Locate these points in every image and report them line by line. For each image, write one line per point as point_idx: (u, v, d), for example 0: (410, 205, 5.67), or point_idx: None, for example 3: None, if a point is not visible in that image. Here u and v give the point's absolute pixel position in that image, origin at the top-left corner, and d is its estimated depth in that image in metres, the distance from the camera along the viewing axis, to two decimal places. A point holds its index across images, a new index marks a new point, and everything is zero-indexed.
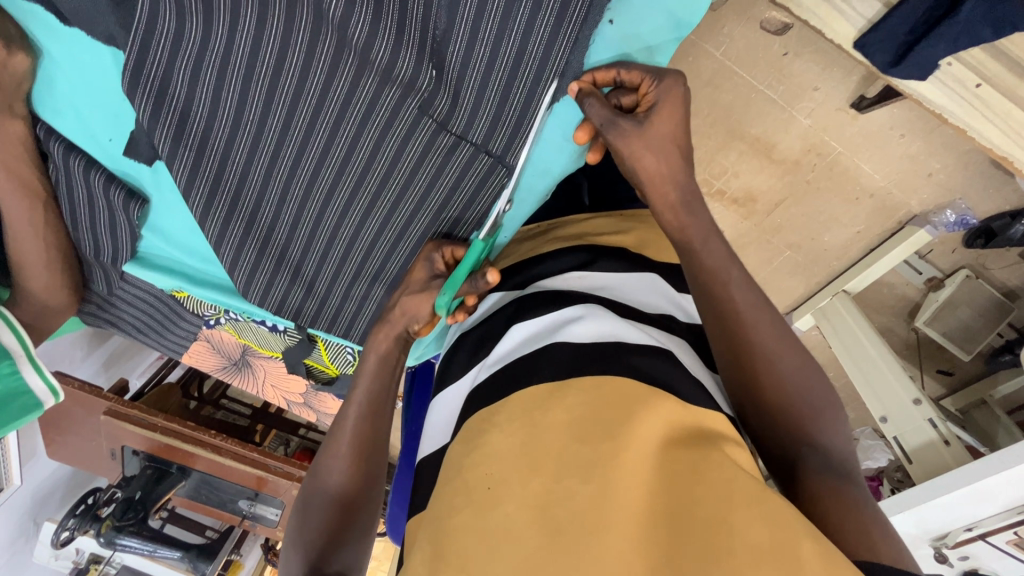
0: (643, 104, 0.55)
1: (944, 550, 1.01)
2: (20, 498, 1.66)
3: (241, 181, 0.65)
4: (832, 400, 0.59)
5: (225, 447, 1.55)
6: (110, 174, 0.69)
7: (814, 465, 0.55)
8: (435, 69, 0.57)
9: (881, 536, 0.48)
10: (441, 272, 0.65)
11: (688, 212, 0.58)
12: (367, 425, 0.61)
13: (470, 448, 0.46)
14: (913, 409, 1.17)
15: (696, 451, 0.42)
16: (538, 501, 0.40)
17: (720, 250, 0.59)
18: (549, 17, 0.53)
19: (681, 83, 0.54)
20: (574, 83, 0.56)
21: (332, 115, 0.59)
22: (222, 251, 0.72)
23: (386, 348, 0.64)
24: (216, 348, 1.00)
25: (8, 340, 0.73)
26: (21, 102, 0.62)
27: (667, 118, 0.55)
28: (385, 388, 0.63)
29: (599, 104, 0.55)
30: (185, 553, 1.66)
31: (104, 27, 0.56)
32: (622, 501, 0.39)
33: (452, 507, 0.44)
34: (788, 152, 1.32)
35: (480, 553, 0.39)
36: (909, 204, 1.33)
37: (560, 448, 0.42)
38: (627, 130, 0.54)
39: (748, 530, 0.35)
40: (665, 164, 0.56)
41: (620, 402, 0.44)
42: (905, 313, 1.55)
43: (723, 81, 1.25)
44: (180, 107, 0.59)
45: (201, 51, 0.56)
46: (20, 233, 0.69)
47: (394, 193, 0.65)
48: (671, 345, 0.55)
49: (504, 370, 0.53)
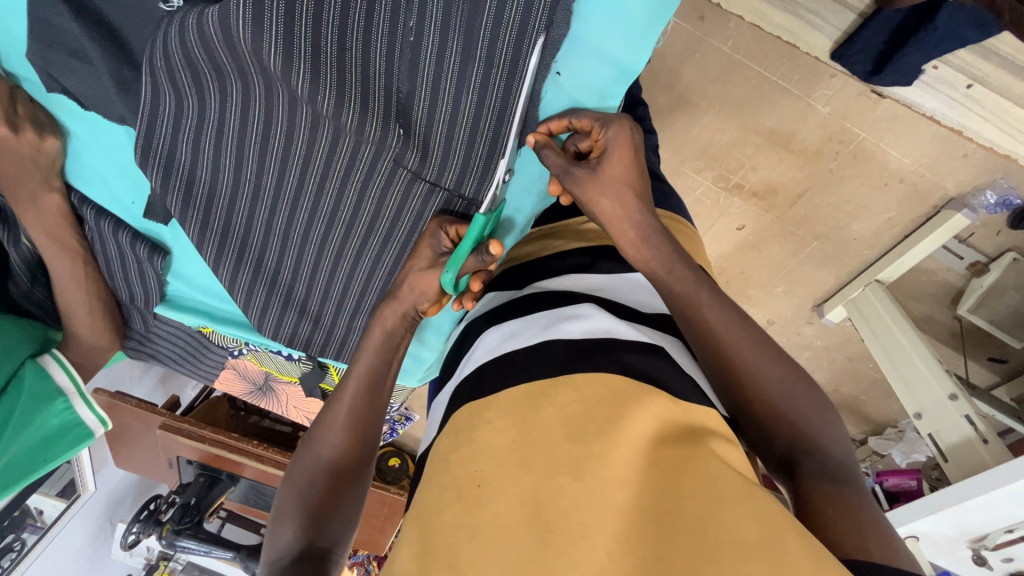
0: (596, 150, 0.62)
1: (986, 552, 1.02)
2: (94, 503, 1.84)
3: (246, 232, 0.72)
4: (821, 408, 0.59)
5: (267, 455, 1.68)
6: (135, 232, 0.77)
7: (813, 471, 0.56)
8: (402, 128, 0.60)
9: (876, 541, 0.47)
10: (447, 249, 0.67)
11: (649, 246, 0.62)
12: (363, 399, 0.66)
13: (459, 441, 0.50)
14: (949, 406, 1.13)
15: (686, 447, 0.45)
16: (527, 497, 0.43)
17: (687, 277, 0.61)
18: (501, 75, 0.57)
19: (628, 127, 0.60)
20: (530, 135, 0.61)
21: (316, 176, 0.65)
22: (236, 293, 0.79)
23: (389, 324, 0.68)
24: (242, 375, 1.10)
25: (61, 378, 0.83)
26: (57, 175, 0.71)
27: (618, 161, 0.61)
28: (384, 368, 0.68)
29: (556, 155, 0.61)
30: (237, 553, 1.71)
31: (116, 110, 0.63)
32: (612, 498, 0.42)
33: (441, 505, 0.46)
34: (809, 141, 1.28)
35: (472, 546, 0.42)
36: (944, 187, 1.27)
37: (553, 445, 0.45)
38: (583, 178, 0.60)
39: (738, 528, 0.37)
40: (621, 206, 0.61)
41: (614, 399, 0.47)
42: (948, 300, 1.47)
43: (733, 76, 1.23)
44: (186, 173, 0.66)
45: (197, 126, 0.62)
46: (64, 278, 0.78)
47: (381, 235, 0.70)
48: (665, 342, 0.58)
49: (495, 361, 0.56)
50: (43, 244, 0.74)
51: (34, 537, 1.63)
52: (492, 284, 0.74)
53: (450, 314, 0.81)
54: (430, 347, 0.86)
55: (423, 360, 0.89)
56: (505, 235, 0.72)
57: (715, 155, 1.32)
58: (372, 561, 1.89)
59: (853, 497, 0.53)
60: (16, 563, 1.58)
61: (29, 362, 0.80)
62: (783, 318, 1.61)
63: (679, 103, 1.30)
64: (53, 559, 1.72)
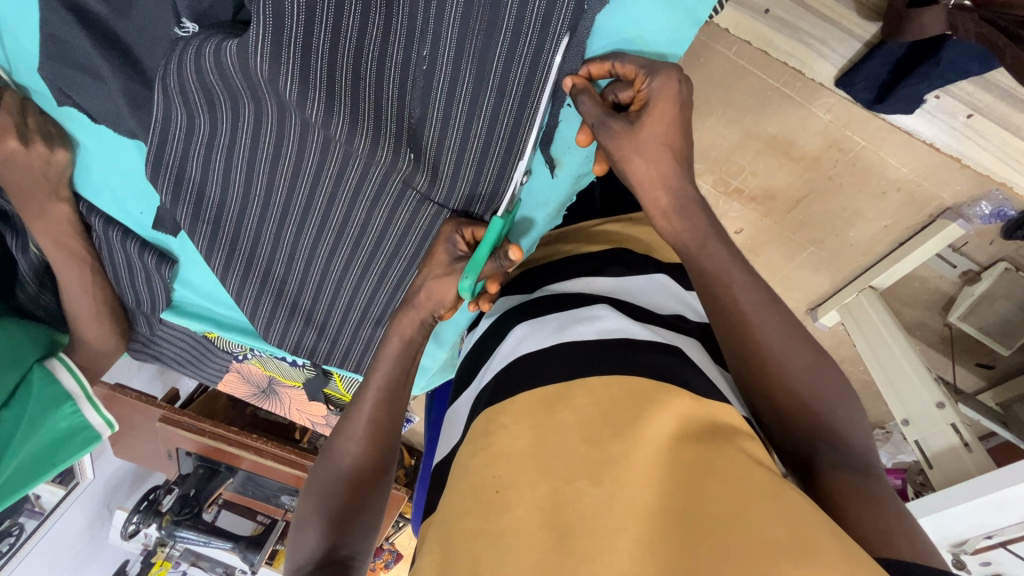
0: (636, 103, 0.56)
1: (964, 556, 1.01)
2: (93, 490, 1.87)
3: (254, 245, 0.73)
4: (846, 398, 0.59)
5: (266, 449, 1.70)
6: (143, 241, 0.78)
7: (832, 462, 0.57)
8: (413, 152, 0.61)
9: (905, 537, 0.50)
10: (462, 253, 0.65)
11: (682, 216, 0.59)
12: (382, 411, 0.65)
13: (477, 446, 0.51)
14: (936, 413, 1.14)
15: (711, 445, 0.46)
16: (548, 504, 0.44)
17: (721, 252, 0.60)
18: (511, 103, 0.58)
19: (676, 79, 0.54)
20: (567, 78, 0.56)
21: (325, 195, 0.65)
22: (243, 301, 0.80)
23: (407, 333, 0.66)
24: (246, 377, 1.12)
25: (69, 383, 0.84)
26: (65, 186, 0.71)
27: (660, 118, 0.55)
28: (402, 372, 0.66)
29: (592, 102, 0.55)
30: (236, 544, 1.76)
31: (127, 126, 0.64)
32: (634, 502, 0.43)
33: (461, 511, 0.48)
34: (808, 148, 1.29)
35: (493, 551, 0.43)
36: (940, 197, 1.28)
37: (572, 448, 0.46)
38: (618, 132, 0.55)
39: (769, 529, 0.38)
40: (657, 168, 0.57)
41: (629, 401, 0.48)
42: (940, 306, 1.49)
43: (735, 81, 1.23)
44: (196, 189, 0.67)
45: (208, 143, 0.62)
46: (70, 279, 0.78)
47: (388, 253, 0.71)
48: (680, 342, 0.59)
49: (514, 364, 0.57)
50: (50, 248, 0.74)
51: (33, 523, 1.68)
52: (506, 290, 0.75)
53: (455, 327, 0.84)
54: (433, 357, 0.87)
55: (426, 369, 0.90)
56: (518, 236, 0.69)
57: (715, 158, 1.34)
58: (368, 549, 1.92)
59: (875, 491, 0.54)
60: (15, 548, 1.64)
61: (36, 367, 0.81)
62: None
63: None
64: (51, 550, 1.77)
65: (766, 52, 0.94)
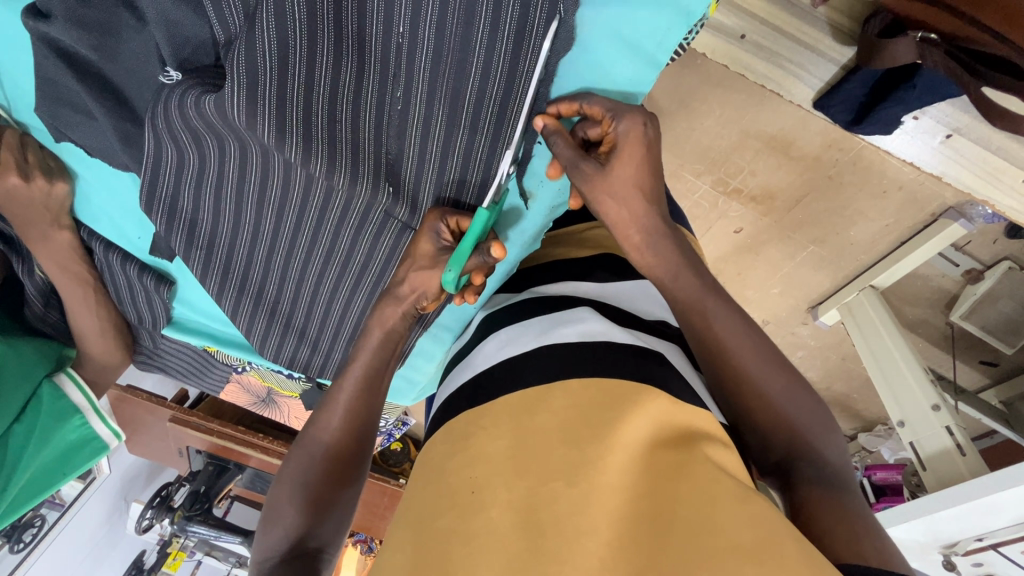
0: (606, 144, 0.58)
1: (956, 557, 1.00)
2: (109, 483, 1.94)
3: (246, 269, 0.76)
4: (823, 420, 0.60)
5: (272, 448, 1.74)
6: (142, 264, 0.81)
7: (808, 476, 0.57)
8: (392, 186, 0.63)
9: (873, 547, 0.48)
10: (447, 243, 0.64)
11: (654, 251, 0.61)
12: (359, 400, 0.67)
13: (456, 450, 0.52)
14: (931, 415, 1.12)
15: (683, 452, 0.47)
16: (522, 505, 0.44)
17: (694, 284, 0.60)
18: (485, 140, 0.60)
19: (642, 122, 0.55)
20: (537, 118, 0.57)
21: (310, 225, 0.68)
22: (238, 320, 0.83)
23: (388, 324, 0.67)
24: (247, 388, 1.17)
25: (77, 397, 0.89)
26: (66, 214, 0.75)
27: (628, 161, 0.57)
28: (381, 364, 0.69)
29: (564, 143, 0.57)
30: (245, 538, 1.82)
31: (120, 160, 0.67)
32: (605, 502, 0.43)
33: (437, 513, 0.48)
34: (808, 148, 1.29)
35: (467, 550, 0.43)
36: (942, 196, 1.28)
37: (550, 449, 0.47)
38: (590, 174, 0.57)
39: (733, 531, 0.39)
40: (627, 210, 0.59)
41: (607, 403, 0.49)
42: (942, 305, 1.48)
43: (733, 82, 1.22)
44: (188, 218, 0.69)
45: (198, 176, 0.65)
46: (72, 293, 0.81)
47: (373, 276, 0.73)
48: (660, 346, 0.60)
49: (494, 367, 0.59)
50: (50, 265, 0.77)
51: (54, 514, 1.78)
52: (490, 299, 0.77)
53: (438, 343, 0.84)
54: (420, 372, 0.90)
55: (414, 384, 0.92)
56: (505, 227, 0.67)
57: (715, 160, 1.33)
58: (375, 540, 1.97)
59: (844, 501, 0.54)
60: (37, 538, 1.73)
61: (46, 383, 0.85)
62: (779, 317, 1.64)
63: (679, 109, 1.29)
64: (71, 541, 1.86)
65: (749, 75, 0.95)
